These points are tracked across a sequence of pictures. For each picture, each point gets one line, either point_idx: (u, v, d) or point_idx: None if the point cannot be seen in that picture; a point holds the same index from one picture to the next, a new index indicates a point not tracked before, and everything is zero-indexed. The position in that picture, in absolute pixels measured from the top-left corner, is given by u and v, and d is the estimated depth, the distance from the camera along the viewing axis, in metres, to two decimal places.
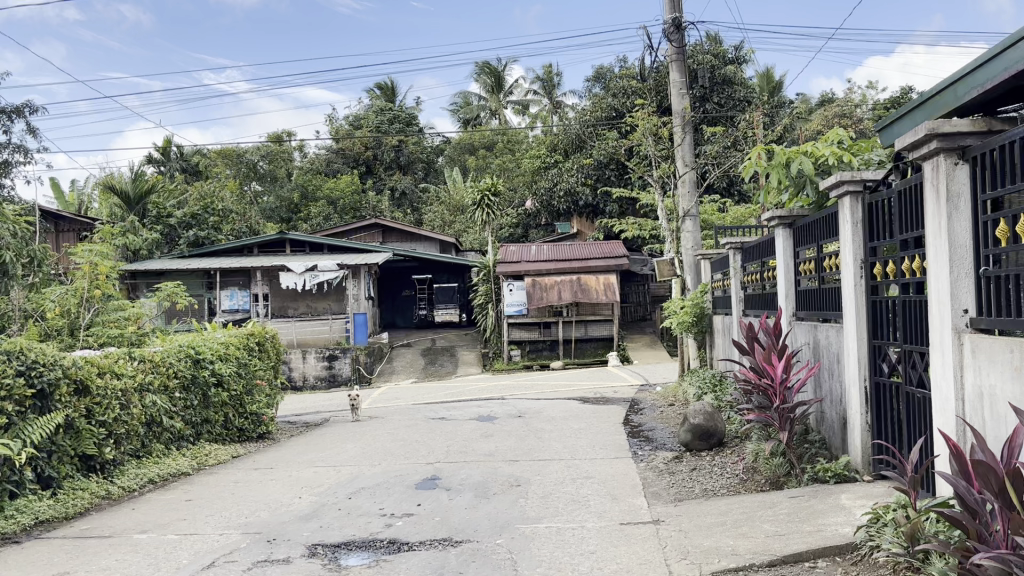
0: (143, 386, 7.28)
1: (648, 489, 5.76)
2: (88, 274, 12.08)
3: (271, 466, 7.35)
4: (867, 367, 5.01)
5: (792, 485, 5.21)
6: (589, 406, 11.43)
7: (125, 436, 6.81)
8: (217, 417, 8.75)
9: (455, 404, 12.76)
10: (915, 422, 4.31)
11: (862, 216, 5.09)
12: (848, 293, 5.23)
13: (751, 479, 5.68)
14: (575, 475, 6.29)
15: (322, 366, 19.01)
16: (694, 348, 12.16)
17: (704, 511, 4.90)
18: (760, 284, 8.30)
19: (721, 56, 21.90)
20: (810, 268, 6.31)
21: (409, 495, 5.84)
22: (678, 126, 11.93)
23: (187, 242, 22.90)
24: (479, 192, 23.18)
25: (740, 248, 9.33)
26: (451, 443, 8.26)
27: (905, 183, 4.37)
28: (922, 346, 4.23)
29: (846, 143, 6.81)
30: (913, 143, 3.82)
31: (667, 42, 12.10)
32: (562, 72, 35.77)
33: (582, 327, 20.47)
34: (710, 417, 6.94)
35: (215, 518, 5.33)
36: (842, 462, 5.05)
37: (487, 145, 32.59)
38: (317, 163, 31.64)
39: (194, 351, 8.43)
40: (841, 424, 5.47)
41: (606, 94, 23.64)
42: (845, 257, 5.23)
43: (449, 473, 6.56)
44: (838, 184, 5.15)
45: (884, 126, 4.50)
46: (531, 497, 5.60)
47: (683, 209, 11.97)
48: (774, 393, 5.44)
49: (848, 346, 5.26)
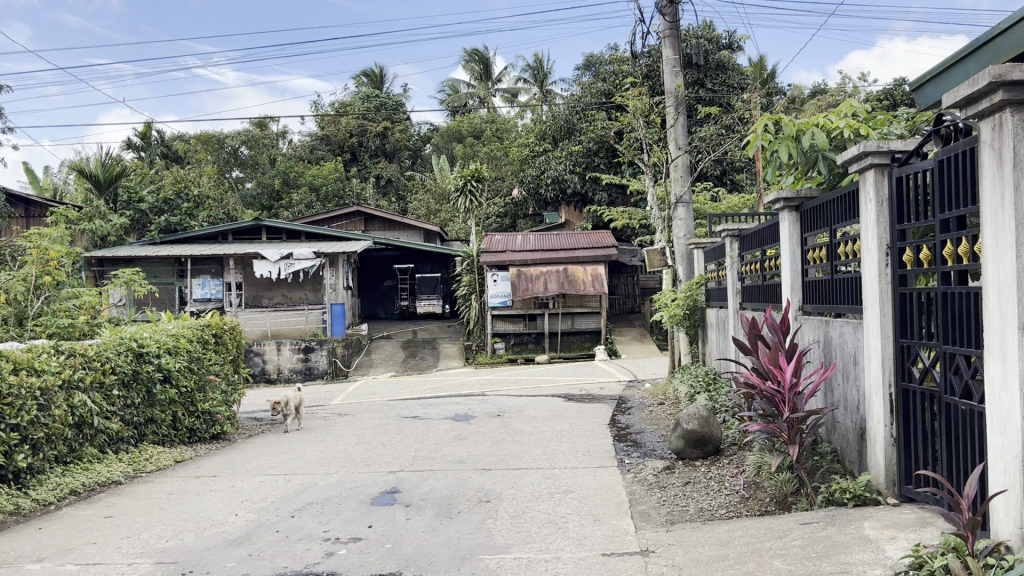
0: (72, 384, 6.46)
1: (636, 508, 5.02)
2: (37, 259, 11.23)
3: (215, 474, 6.58)
4: (892, 370, 4.27)
5: (802, 508, 4.51)
6: (573, 404, 10.72)
7: (44, 440, 6.02)
8: (164, 417, 7.96)
9: (431, 401, 11.99)
10: (963, 440, 3.57)
11: (887, 193, 4.34)
12: (869, 283, 4.47)
13: (753, 498, 4.94)
14: (554, 489, 5.53)
15: (298, 359, 18.25)
16: (685, 343, 11.45)
17: (702, 540, 4.15)
18: (760, 276, 7.55)
19: (715, 41, 21.24)
20: (821, 256, 5.58)
21: (361, 513, 5.08)
22: (671, 106, 11.11)
23: (159, 228, 22.04)
24: (463, 177, 22.37)
25: (737, 236, 8.59)
26: (419, 448, 7.49)
27: (949, 149, 3.62)
28: (969, 348, 3.50)
29: (862, 116, 6.11)
30: (969, 97, 3.11)
31: (661, 16, 11.28)
32: (552, 60, 35.03)
33: (569, 319, 19.74)
34: (705, 422, 6.20)
35: (129, 544, 4.56)
36: (862, 482, 4.33)
37: (474, 133, 31.70)
38: (301, 150, 30.81)
39: (136, 344, 7.61)
40: (858, 436, 4.75)
41: (596, 80, 22.86)
42: (866, 242, 4.48)
43: (412, 485, 5.80)
44: (860, 156, 4.39)
45: (933, 80, 3.82)
46: (501, 518, 4.86)
47: (676, 194, 11.17)
48: (781, 400, 4.71)
49: (868, 344, 4.52)
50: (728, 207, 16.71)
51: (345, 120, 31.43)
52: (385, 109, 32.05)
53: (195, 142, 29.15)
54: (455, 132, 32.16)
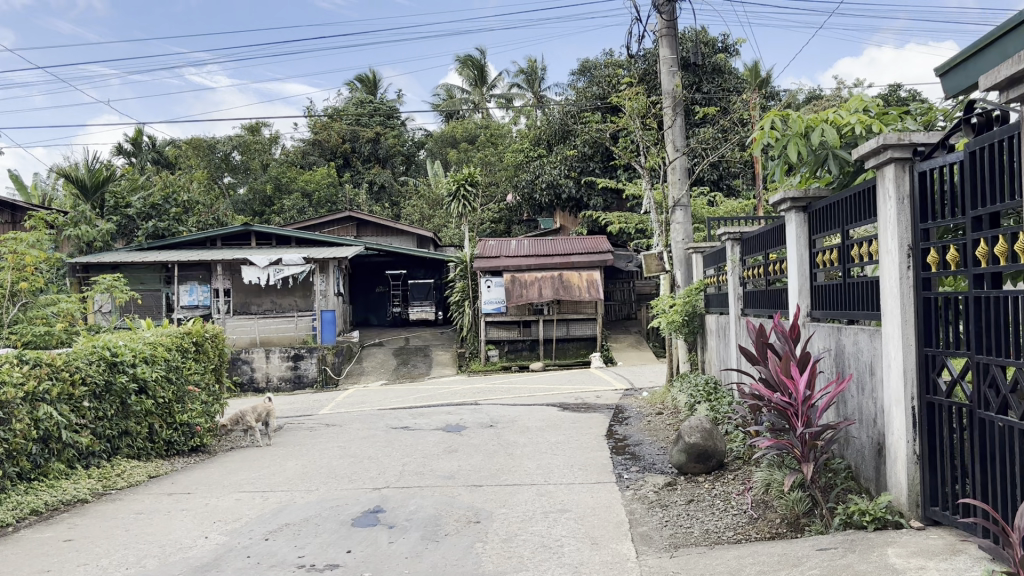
0: (37, 395, 6.10)
1: (637, 529, 4.67)
2: (12, 265, 10.87)
3: (189, 490, 6.21)
4: (915, 382, 3.93)
5: (817, 532, 4.15)
6: (569, 414, 10.36)
7: (4, 457, 5.65)
8: (140, 429, 7.58)
9: (421, 410, 11.59)
10: (1002, 457, 3.23)
11: (908, 190, 3.99)
12: (888, 287, 4.12)
13: (762, 520, 4.58)
14: (548, 508, 5.17)
15: (287, 366, 17.86)
16: (683, 350, 11.10)
17: (708, 567, 3.80)
18: (763, 281, 7.23)
19: (711, 46, 21.03)
20: (831, 259, 5.24)
21: (340, 536, 4.72)
22: (669, 107, 10.77)
23: (146, 234, 21.55)
24: (456, 182, 22.02)
25: (738, 239, 8.24)
26: (406, 461, 7.11)
27: (984, 139, 3.30)
28: (1008, 358, 3.17)
29: (873, 111, 5.79)
30: (1011, 77, 2.83)
31: (658, 15, 10.91)
32: (546, 65, 34.72)
33: (564, 326, 19.35)
34: (709, 435, 5.84)
35: (83, 572, 4.18)
36: (882, 503, 3.99)
37: (468, 139, 31.36)
38: (293, 155, 30.46)
39: (110, 353, 7.22)
40: (875, 451, 4.41)
41: (591, 84, 22.55)
42: (885, 243, 4.13)
43: (397, 503, 5.43)
44: (879, 149, 4.04)
45: (967, 58, 3.58)
46: (492, 541, 4.50)
47: (674, 197, 10.81)
48: (794, 413, 4.36)
49: (886, 351, 4.17)
50: (726, 212, 16.39)
51: (338, 125, 31.08)
52: (379, 115, 31.79)
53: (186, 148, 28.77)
54: (450, 137, 31.85)
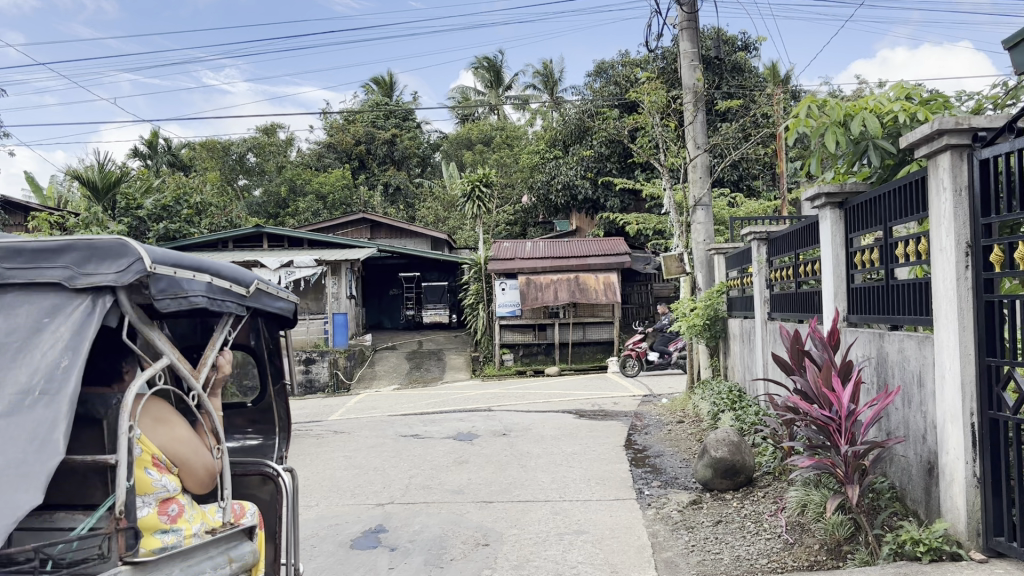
0: None
1: (661, 555, 4.26)
2: None
3: None
4: (974, 396, 3.50)
5: (862, 562, 3.72)
6: (586, 422, 9.92)
7: None
8: None
9: (432, 417, 11.22)
10: None
11: (967, 181, 3.57)
12: (941, 288, 3.69)
13: (799, 546, 4.14)
14: (563, 530, 4.77)
15: (299, 371, 17.55)
16: (705, 355, 10.64)
17: None
18: (792, 283, 6.81)
19: (730, 44, 20.60)
20: (870, 260, 4.82)
21: (334, 559, 4.34)
22: (690, 102, 10.29)
23: (158, 236, 21.28)
24: (470, 183, 21.60)
25: (765, 239, 7.77)
26: (414, 474, 6.73)
27: None
28: None
29: (914, 98, 5.37)
30: None
31: (679, 8, 10.45)
32: (562, 66, 34.34)
33: (580, 329, 18.92)
34: (737, 448, 5.41)
35: None
36: (937, 531, 3.56)
37: (484, 140, 31.02)
38: (308, 158, 30.18)
39: None
40: (926, 471, 3.98)
41: (609, 83, 22.13)
42: (938, 241, 3.70)
43: (400, 522, 5.04)
44: (932, 136, 3.59)
45: None
46: (501, 567, 4.11)
47: (695, 196, 10.35)
48: (836, 430, 3.94)
49: (938, 360, 3.74)
50: (749, 212, 15.97)
51: (353, 128, 30.80)
52: (394, 118, 31.46)
53: (200, 150, 28.51)
54: (465, 139, 31.50)
